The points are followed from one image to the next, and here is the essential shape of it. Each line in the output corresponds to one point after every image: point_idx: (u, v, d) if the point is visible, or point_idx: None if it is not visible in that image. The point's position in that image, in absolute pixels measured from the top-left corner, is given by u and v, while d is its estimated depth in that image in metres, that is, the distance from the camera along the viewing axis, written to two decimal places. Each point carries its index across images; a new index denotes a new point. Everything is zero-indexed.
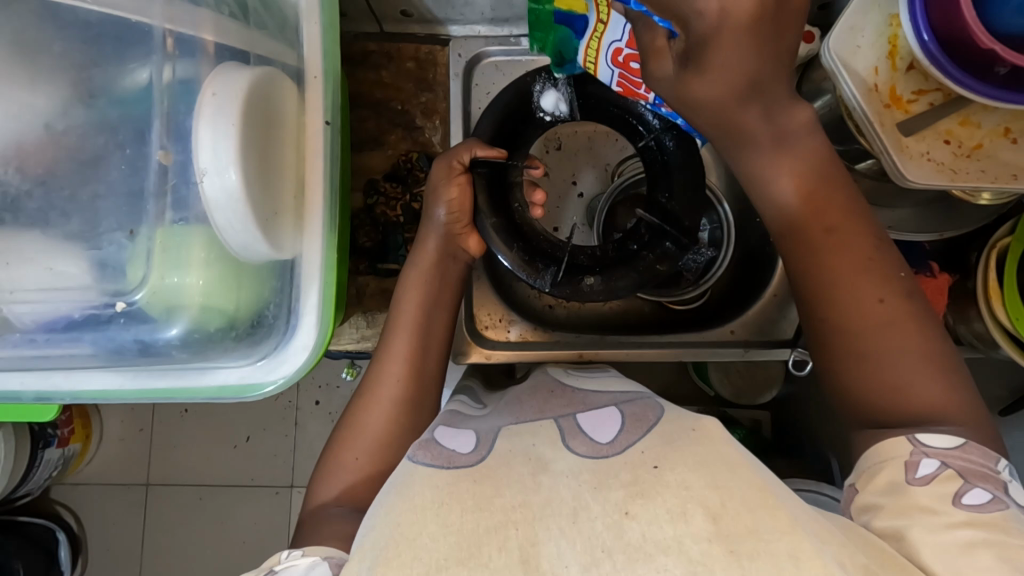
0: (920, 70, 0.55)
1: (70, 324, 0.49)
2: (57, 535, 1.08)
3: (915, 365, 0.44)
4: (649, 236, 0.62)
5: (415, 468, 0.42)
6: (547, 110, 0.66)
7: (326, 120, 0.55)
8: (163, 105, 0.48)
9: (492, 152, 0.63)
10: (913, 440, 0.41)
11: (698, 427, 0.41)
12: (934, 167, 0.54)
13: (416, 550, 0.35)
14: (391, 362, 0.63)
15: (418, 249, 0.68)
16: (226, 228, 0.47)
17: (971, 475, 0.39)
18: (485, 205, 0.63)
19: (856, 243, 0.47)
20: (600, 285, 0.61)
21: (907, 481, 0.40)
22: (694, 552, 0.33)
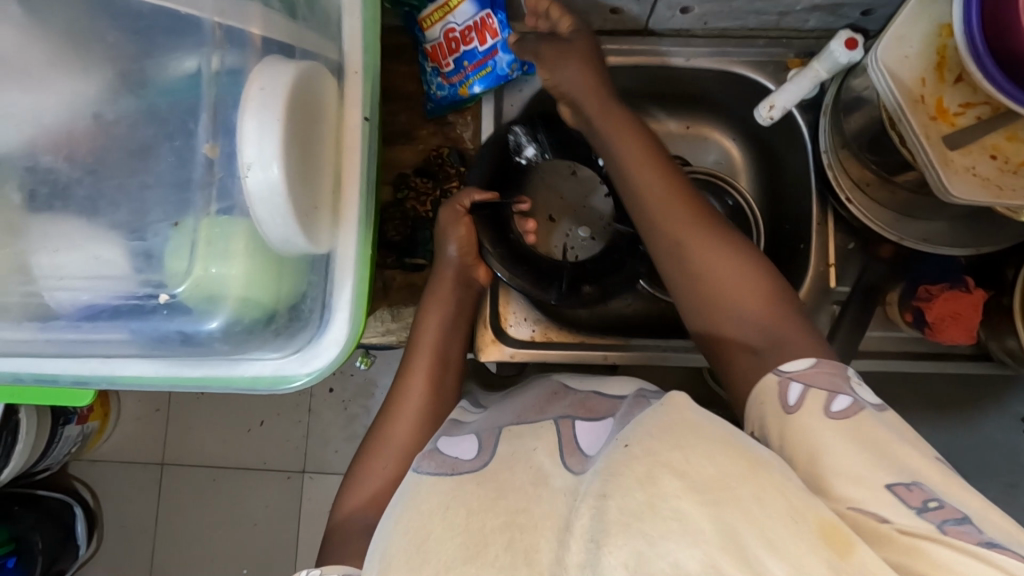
0: (968, 82, 0.54)
1: (116, 312, 0.50)
2: (75, 510, 1.11)
3: (747, 299, 0.55)
4: (626, 244, 0.72)
5: (420, 478, 0.49)
6: (523, 155, 0.75)
7: (364, 115, 0.55)
8: (211, 95, 0.48)
9: (489, 195, 0.69)
10: (781, 372, 0.48)
11: (665, 401, 0.44)
12: (979, 182, 0.53)
13: (424, 555, 0.41)
14: (413, 380, 0.67)
15: (432, 281, 0.70)
16: (267, 221, 0.47)
17: (827, 386, 0.46)
18: (490, 241, 0.69)
19: (699, 234, 0.59)
20: (597, 291, 0.70)
21: (787, 409, 0.45)
22: (667, 509, 0.35)
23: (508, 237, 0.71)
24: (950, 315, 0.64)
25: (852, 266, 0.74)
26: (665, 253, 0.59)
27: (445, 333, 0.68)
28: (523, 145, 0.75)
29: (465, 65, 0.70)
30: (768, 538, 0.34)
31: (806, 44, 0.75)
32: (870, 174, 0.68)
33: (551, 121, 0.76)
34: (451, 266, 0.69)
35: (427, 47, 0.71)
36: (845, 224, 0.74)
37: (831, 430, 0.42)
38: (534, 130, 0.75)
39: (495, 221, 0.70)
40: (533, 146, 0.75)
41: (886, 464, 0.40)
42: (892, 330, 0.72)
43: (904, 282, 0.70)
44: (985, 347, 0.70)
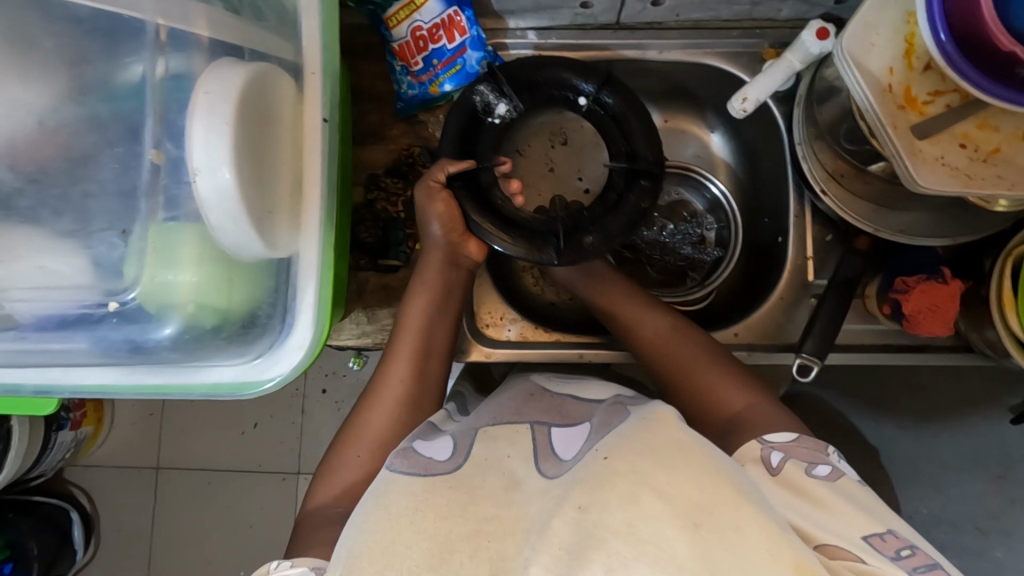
0: (937, 70, 0.53)
1: (63, 322, 0.50)
2: (70, 515, 1.11)
3: (718, 381, 0.60)
4: (623, 181, 0.63)
5: (393, 476, 0.46)
6: (496, 113, 0.67)
7: (323, 117, 0.54)
8: (154, 103, 0.48)
9: (463, 163, 0.63)
10: (761, 439, 0.52)
11: (651, 416, 0.46)
12: (949, 172, 0.52)
13: (390, 558, 0.40)
14: (396, 363, 0.64)
15: (420, 263, 0.68)
16: (220, 227, 0.47)
17: (807, 458, 0.49)
18: (473, 210, 0.63)
19: (652, 320, 0.68)
20: (600, 238, 0.61)
21: (769, 470, 0.49)
22: (645, 531, 0.37)
23: (492, 205, 0.65)
24: (927, 307, 0.63)
25: (831, 259, 0.73)
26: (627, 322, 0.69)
27: (430, 316, 0.66)
28: (493, 103, 0.67)
29: (435, 64, 0.70)
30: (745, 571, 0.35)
31: (780, 34, 0.73)
32: (845, 165, 0.66)
33: (515, 65, 0.65)
34: (437, 245, 0.67)
35: (393, 45, 0.70)
36: (824, 216, 0.73)
37: (800, 482, 0.47)
38: (499, 83, 0.65)
39: (474, 190, 0.64)
40: (503, 101, 0.67)
41: (865, 519, 0.44)
42: (873, 323, 0.72)
43: (883, 275, 0.70)
44: (966, 338, 0.69)
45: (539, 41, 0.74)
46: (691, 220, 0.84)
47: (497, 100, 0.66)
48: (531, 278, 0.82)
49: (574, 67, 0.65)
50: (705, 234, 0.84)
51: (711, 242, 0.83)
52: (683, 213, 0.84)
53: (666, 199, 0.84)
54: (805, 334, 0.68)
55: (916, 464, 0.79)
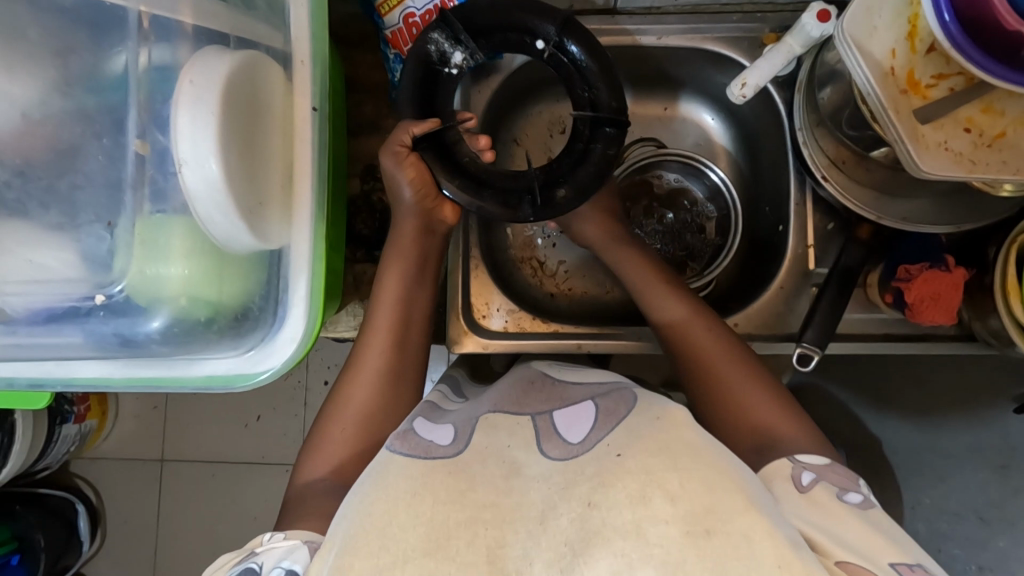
0: (941, 52, 0.52)
1: (51, 316, 0.49)
2: (78, 506, 1.11)
3: (755, 391, 0.58)
4: (588, 131, 0.61)
5: (392, 457, 0.46)
6: (453, 63, 0.62)
7: (313, 106, 0.53)
8: (139, 93, 0.47)
9: (428, 124, 0.61)
10: (794, 459, 0.51)
11: (664, 417, 0.45)
12: (951, 158, 0.51)
13: (384, 540, 0.39)
14: (374, 334, 0.64)
15: (394, 233, 0.68)
16: (208, 218, 0.46)
17: (839, 482, 0.49)
18: (442, 173, 0.62)
19: (677, 310, 0.64)
20: (573, 193, 0.60)
21: (797, 488, 0.48)
22: (652, 534, 0.38)
23: (461, 163, 0.63)
24: (929, 296, 0.63)
25: (832, 247, 0.72)
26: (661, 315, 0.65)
27: (407, 288, 0.66)
28: (448, 52, 0.62)
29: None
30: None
31: (781, 18, 0.72)
32: (847, 152, 0.65)
33: (468, 8, 0.61)
34: (410, 212, 0.66)
35: (387, 33, 0.70)
36: (826, 204, 0.72)
37: (828, 503, 0.46)
38: (454, 29, 0.61)
39: (442, 151, 0.63)
40: (459, 49, 0.62)
41: (890, 544, 0.44)
42: (875, 312, 0.71)
43: (885, 263, 0.69)
44: (970, 327, 0.68)
45: None
46: (690, 209, 0.82)
47: (452, 49, 0.61)
48: (529, 268, 0.82)
49: (529, 9, 0.60)
50: (706, 223, 0.82)
51: (711, 231, 0.82)
52: (682, 202, 0.82)
53: (664, 187, 0.83)
54: (806, 325, 0.67)
55: (918, 453, 0.78)
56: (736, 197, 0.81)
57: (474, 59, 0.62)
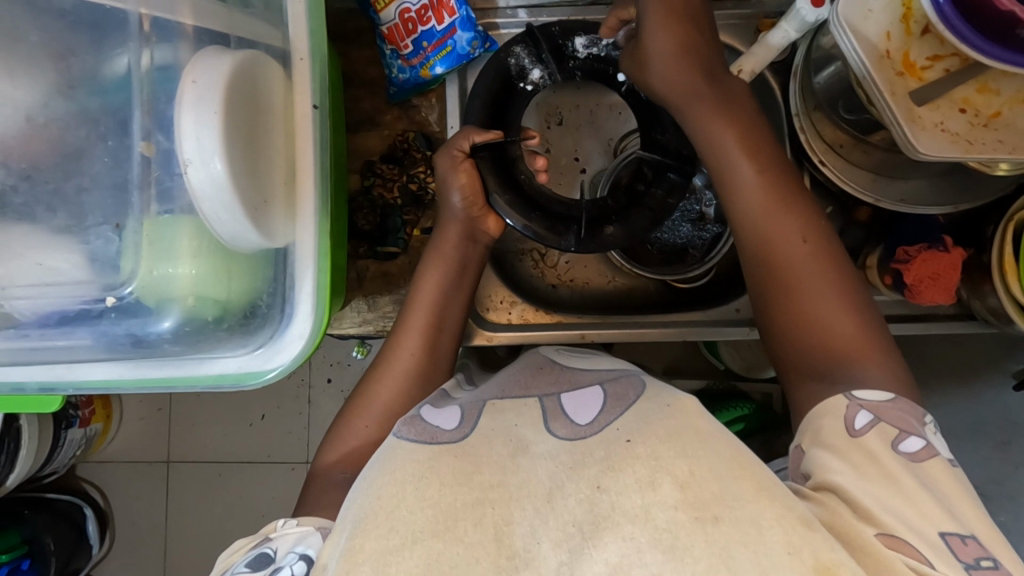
0: (935, 34, 0.52)
1: (63, 318, 0.50)
2: (85, 510, 1.12)
3: (836, 310, 0.53)
4: (654, 174, 0.66)
5: (400, 442, 0.46)
6: (529, 79, 0.68)
7: (314, 104, 0.53)
8: (143, 95, 0.48)
9: (490, 134, 0.64)
10: (851, 395, 0.48)
11: (675, 406, 0.45)
12: (948, 138, 0.51)
13: (394, 522, 0.40)
14: (407, 335, 0.65)
15: (436, 235, 0.68)
16: (213, 217, 0.47)
17: (901, 424, 0.46)
18: (496, 185, 0.65)
19: (760, 190, 0.56)
20: (622, 232, 0.64)
21: (851, 433, 0.46)
22: (660, 519, 0.39)
23: (517, 181, 0.66)
24: (928, 277, 0.63)
25: (830, 230, 0.72)
26: (743, 203, 0.57)
27: (445, 292, 0.66)
28: (527, 67, 0.67)
29: (425, 46, 0.69)
30: (765, 568, 0.36)
31: (775, 3, 0.72)
32: (844, 135, 0.65)
33: (553, 32, 0.67)
34: (456, 219, 0.67)
35: (383, 29, 0.70)
36: (822, 188, 0.71)
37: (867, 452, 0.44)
38: (537, 49, 0.67)
39: (500, 162, 0.66)
40: (539, 66, 0.67)
41: (943, 512, 0.42)
42: (874, 293, 0.71)
43: (883, 246, 0.69)
44: (969, 306, 0.69)
45: (531, 19, 0.74)
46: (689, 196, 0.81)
47: (532, 66, 0.67)
48: (531, 260, 0.82)
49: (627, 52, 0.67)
50: (704, 210, 0.81)
51: (710, 218, 0.81)
52: None
53: None
54: None
55: None
56: None
57: (550, 77, 0.68)
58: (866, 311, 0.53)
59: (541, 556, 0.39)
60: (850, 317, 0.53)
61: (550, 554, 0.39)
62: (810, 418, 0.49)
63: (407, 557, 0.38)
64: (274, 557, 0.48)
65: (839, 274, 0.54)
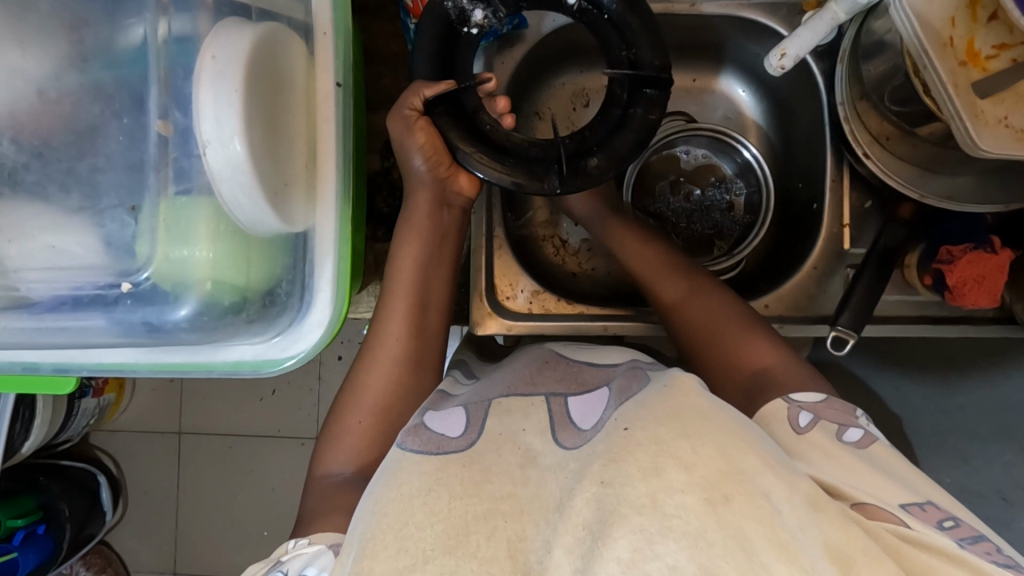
0: (1003, 21, 0.49)
1: (77, 301, 0.48)
2: (98, 478, 1.13)
3: (746, 340, 0.58)
4: (628, 94, 0.56)
5: (404, 455, 0.45)
6: (473, 21, 0.57)
7: (337, 81, 0.51)
8: (160, 67, 0.45)
9: (441, 85, 0.56)
10: (789, 399, 0.51)
11: (671, 383, 0.44)
12: (1012, 135, 0.48)
13: (402, 542, 0.39)
14: (390, 320, 0.63)
15: (409, 206, 0.65)
16: (233, 201, 0.45)
17: (838, 419, 0.49)
18: (459, 140, 0.57)
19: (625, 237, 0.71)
20: (607, 162, 0.55)
21: (796, 433, 0.48)
22: (670, 506, 0.35)
23: (481, 131, 0.58)
24: (972, 279, 0.60)
25: (868, 227, 0.69)
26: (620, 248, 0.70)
27: (423, 266, 0.64)
28: (468, 8, 0.57)
29: None
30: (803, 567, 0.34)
31: None
32: (891, 127, 0.62)
33: None
34: (425, 182, 0.64)
35: (408, 2, 0.66)
36: (863, 181, 0.68)
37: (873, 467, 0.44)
38: None
39: (459, 112, 0.58)
40: (480, 5, 0.57)
41: (898, 485, 0.44)
42: (911, 294, 0.68)
43: (925, 244, 0.66)
44: (1011, 309, 0.66)
45: None
46: (718, 185, 0.80)
47: (471, 5, 0.56)
48: (551, 247, 0.80)
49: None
50: (734, 200, 0.80)
51: (740, 208, 0.79)
52: (710, 177, 0.80)
53: (692, 163, 0.80)
54: (840, 308, 0.64)
55: (942, 435, 0.74)
56: (767, 172, 0.78)
57: (496, 15, 0.57)
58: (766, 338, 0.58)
59: (554, 563, 0.36)
60: (758, 345, 0.58)
61: (563, 561, 0.36)
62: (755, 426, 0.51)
63: None
64: None
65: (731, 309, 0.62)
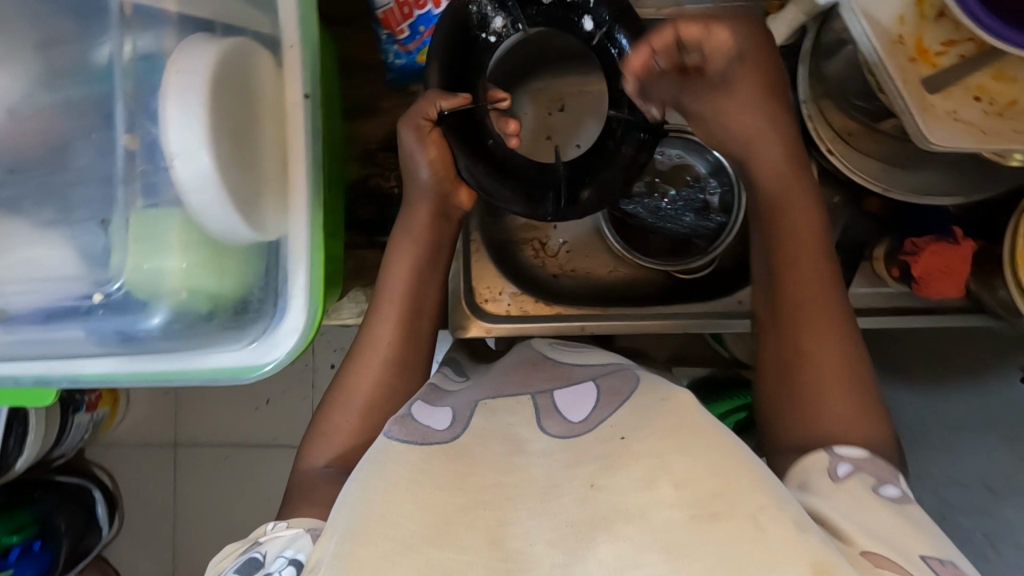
0: (951, 18, 0.51)
1: (50, 314, 0.50)
2: (94, 493, 1.13)
3: (830, 382, 0.50)
4: (624, 131, 0.61)
5: (390, 443, 0.44)
6: (491, 29, 0.62)
7: (305, 93, 0.52)
8: (125, 85, 0.46)
9: (458, 99, 0.59)
10: (830, 449, 0.46)
11: (670, 398, 0.44)
12: (962, 127, 0.49)
13: (386, 526, 0.38)
14: (380, 326, 0.63)
15: (408, 212, 0.66)
16: (203, 211, 0.46)
17: (878, 474, 0.45)
18: (461, 154, 0.60)
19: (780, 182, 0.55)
20: (597, 193, 0.61)
21: (833, 480, 0.44)
22: (658, 519, 0.37)
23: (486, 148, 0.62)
24: (937, 270, 0.62)
25: (839, 220, 0.70)
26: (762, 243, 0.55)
27: (419, 274, 0.64)
28: (489, 15, 0.62)
29: (422, 30, 0.67)
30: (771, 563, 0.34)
31: None
32: (854, 123, 0.64)
33: None
34: (426, 193, 0.64)
35: (377, 12, 0.66)
36: (831, 176, 0.70)
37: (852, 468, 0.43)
38: None
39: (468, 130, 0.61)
40: (501, 14, 0.61)
41: (921, 536, 0.39)
42: (882, 285, 0.70)
43: (892, 236, 0.67)
44: (978, 298, 0.67)
45: None
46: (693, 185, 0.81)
47: (494, 14, 0.61)
48: (531, 249, 0.80)
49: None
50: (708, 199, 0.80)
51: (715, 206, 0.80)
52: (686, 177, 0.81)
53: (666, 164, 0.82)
54: None
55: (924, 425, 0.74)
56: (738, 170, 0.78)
57: (514, 28, 0.62)
58: (859, 389, 0.50)
59: (534, 560, 0.37)
60: (845, 395, 0.50)
61: (543, 556, 0.37)
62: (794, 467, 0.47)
63: (401, 562, 0.37)
64: (261, 563, 0.47)
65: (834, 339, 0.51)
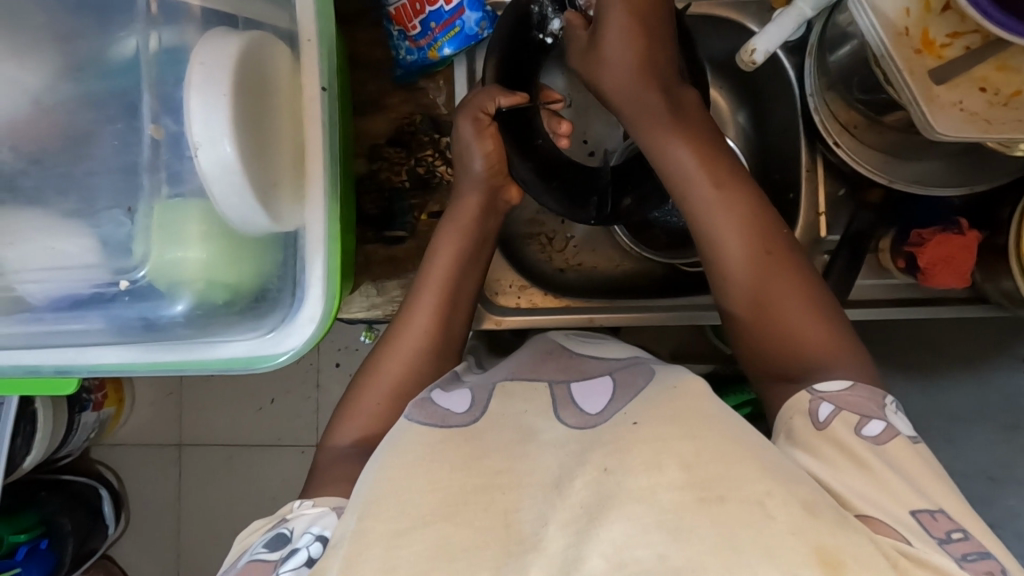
0: (956, 11, 0.51)
1: (76, 302, 0.51)
2: (101, 492, 1.14)
3: (802, 314, 0.52)
4: None
5: (410, 425, 0.45)
6: (550, 31, 0.65)
7: (322, 86, 0.53)
8: (150, 75, 0.48)
9: (516, 98, 0.62)
10: (812, 390, 0.47)
11: (678, 386, 0.44)
12: (965, 117, 0.50)
13: (403, 506, 0.40)
14: (418, 315, 0.63)
15: (455, 204, 0.66)
16: (224, 200, 0.47)
17: (861, 410, 0.45)
18: (515, 153, 0.64)
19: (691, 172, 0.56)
20: (637, 203, 0.66)
21: (816, 426, 0.45)
22: (664, 500, 0.37)
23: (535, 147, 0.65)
24: (942, 259, 0.62)
25: (843, 213, 0.71)
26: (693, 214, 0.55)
27: (461, 263, 0.65)
28: (548, 17, 0.65)
29: (433, 26, 0.67)
30: (767, 547, 0.35)
31: None
32: (859, 116, 0.64)
33: None
34: (476, 185, 0.66)
35: (391, 9, 0.69)
36: (835, 169, 0.71)
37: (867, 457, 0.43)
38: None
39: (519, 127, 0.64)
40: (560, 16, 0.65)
41: (912, 490, 0.41)
42: (886, 277, 0.70)
43: (897, 228, 0.68)
44: (982, 289, 0.68)
45: None
46: None
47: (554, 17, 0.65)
48: (538, 244, 0.80)
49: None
50: None
51: None
52: None
53: None
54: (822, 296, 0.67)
55: None
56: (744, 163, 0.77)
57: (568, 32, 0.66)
58: (831, 316, 0.52)
59: (547, 538, 0.38)
60: (815, 322, 0.52)
61: (557, 536, 0.38)
62: (781, 417, 0.48)
63: (417, 540, 0.38)
64: (290, 537, 0.49)
65: (792, 280, 0.53)
